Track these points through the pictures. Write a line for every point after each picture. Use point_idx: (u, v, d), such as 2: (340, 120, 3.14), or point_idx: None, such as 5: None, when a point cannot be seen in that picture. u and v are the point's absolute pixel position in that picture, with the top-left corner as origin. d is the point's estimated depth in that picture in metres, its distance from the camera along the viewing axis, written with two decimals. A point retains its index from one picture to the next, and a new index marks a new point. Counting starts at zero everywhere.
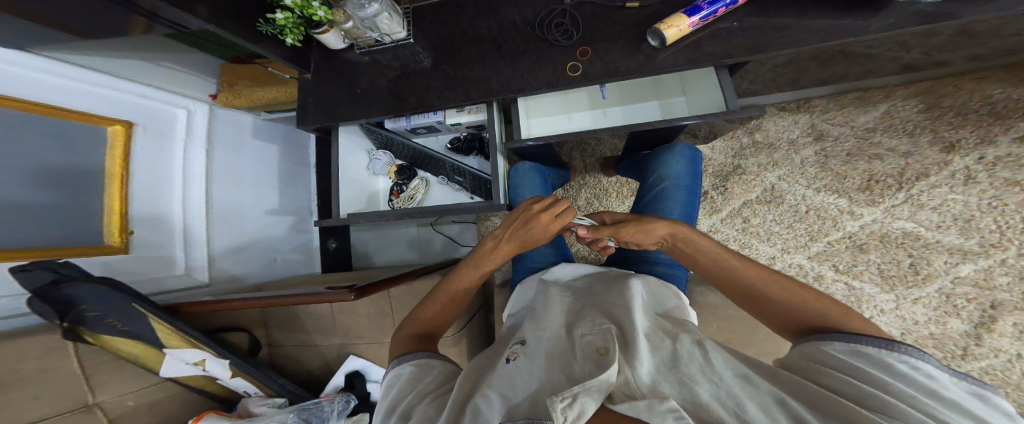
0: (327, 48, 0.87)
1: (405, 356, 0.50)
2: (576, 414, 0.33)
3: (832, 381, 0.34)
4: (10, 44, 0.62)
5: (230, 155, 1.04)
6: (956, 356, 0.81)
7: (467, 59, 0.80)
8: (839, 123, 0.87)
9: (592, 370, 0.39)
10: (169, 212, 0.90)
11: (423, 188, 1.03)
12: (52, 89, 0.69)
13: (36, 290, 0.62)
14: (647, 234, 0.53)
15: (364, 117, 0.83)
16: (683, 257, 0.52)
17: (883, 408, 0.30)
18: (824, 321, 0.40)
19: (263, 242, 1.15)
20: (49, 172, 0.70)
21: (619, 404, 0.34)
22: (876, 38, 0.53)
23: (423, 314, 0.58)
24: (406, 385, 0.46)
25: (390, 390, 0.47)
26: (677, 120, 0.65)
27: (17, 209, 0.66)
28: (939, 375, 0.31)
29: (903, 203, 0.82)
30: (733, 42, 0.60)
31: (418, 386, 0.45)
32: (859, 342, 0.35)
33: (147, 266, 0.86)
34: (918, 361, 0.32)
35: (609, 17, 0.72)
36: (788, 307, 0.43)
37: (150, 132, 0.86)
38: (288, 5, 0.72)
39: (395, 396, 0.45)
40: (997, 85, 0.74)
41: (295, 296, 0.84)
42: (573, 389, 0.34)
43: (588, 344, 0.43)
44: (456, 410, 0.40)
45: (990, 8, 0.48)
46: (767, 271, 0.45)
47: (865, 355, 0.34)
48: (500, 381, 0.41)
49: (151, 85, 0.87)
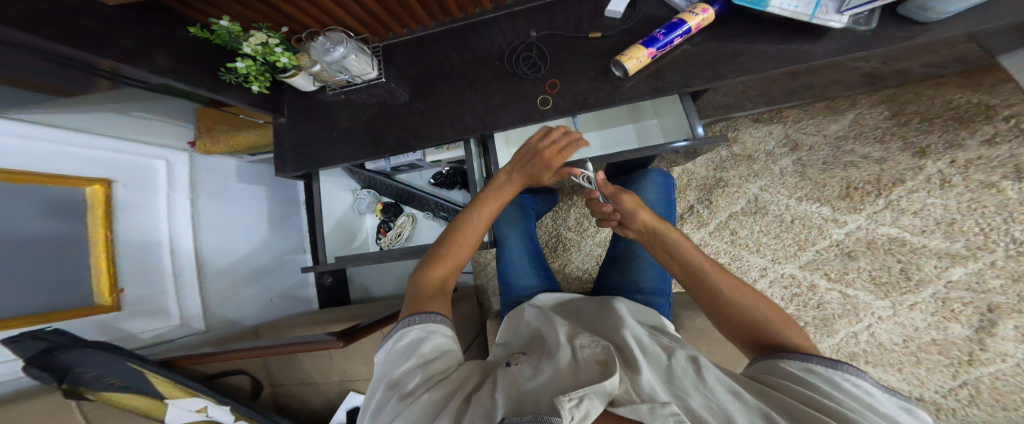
0: (299, 91, 0.89)
1: (423, 317, 0.46)
2: (586, 413, 0.32)
3: (798, 396, 0.34)
4: None
5: (214, 201, 1.05)
6: (962, 362, 0.79)
7: (441, 97, 0.82)
8: (812, 132, 0.88)
9: (596, 378, 0.37)
10: (160, 266, 0.90)
11: (410, 225, 1.04)
12: (34, 156, 0.69)
13: (30, 359, 0.63)
14: (633, 218, 0.57)
15: (345, 162, 0.85)
16: (661, 250, 0.54)
17: (840, 416, 0.31)
18: (773, 331, 0.43)
19: (258, 284, 1.16)
20: (44, 240, 0.71)
21: (621, 406, 0.34)
22: (825, 62, 0.55)
23: (452, 246, 0.56)
24: (415, 358, 0.41)
25: (398, 358, 0.42)
26: (668, 144, 0.63)
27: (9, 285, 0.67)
28: (875, 393, 0.33)
29: (884, 209, 0.82)
30: (691, 71, 0.61)
31: (432, 361, 0.41)
32: (810, 359, 0.37)
33: (141, 320, 0.87)
34: (856, 379, 0.34)
35: (575, 48, 0.73)
36: (746, 314, 0.45)
37: (129, 186, 0.85)
38: (250, 54, 0.73)
39: (402, 370, 0.40)
40: (955, 90, 0.78)
41: (291, 344, 0.84)
42: (580, 390, 0.34)
43: (589, 355, 0.43)
44: (461, 403, 0.37)
45: (913, 37, 0.50)
46: (733, 277, 0.47)
47: (816, 371, 0.36)
48: (504, 383, 0.39)
49: (123, 137, 0.86)
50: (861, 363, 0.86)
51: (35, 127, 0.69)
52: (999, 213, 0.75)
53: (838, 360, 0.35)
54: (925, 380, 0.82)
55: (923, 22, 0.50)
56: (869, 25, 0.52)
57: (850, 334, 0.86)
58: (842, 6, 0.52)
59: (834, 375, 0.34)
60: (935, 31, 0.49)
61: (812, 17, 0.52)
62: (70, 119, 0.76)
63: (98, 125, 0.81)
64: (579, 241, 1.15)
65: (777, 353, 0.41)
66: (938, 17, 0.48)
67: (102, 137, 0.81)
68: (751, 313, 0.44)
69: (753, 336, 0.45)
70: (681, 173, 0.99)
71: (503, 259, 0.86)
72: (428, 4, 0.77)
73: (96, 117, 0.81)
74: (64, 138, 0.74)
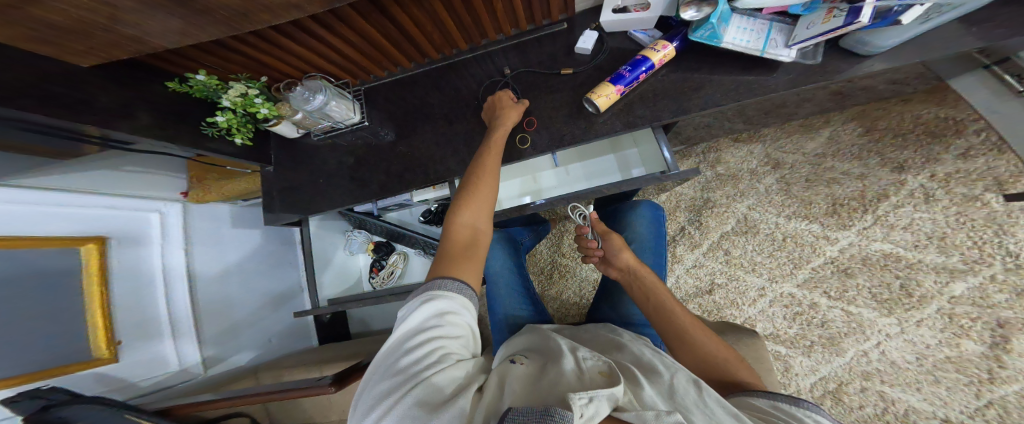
0: (287, 139, 0.92)
1: (454, 284, 0.44)
2: (594, 413, 0.31)
3: None
4: None
5: (211, 247, 1.06)
6: (983, 380, 0.74)
7: (422, 138, 0.84)
8: (790, 151, 0.91)
9: (604, 385, 0.37)
10: (156, 316, 0.91)
11: (402, 262, 1.04)
12: (25, 220, 0.70)
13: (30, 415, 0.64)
14: (616, 254, 0.61)
15: (332, 207, 0.87)
16: (637, 292, 0.57)
17: None
18: (733, 369, 0.45)
19: (255, 327, 1.15)
20: (48, 295, 0.73)
21: (624, 412, 0.33)
22: (788, 93, 0.55)
23: (480, 188, 0.55)
24: (437, 330, 0.39)
25: (414, 327, 0.40)
26: (640, 182, 0.64)
27: (11, 343, 0.68)
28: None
29: (874, 225, 0.83)
30: (658, 105, 0.63)
31: (449, 337, 0.40)
32: (777, 398, 0.37)
33: (139, 369, 0.88)
34: (817, 416, 0.34)
35: (548, 85, 0.75)
36: (710, 354, 0.47)
37: (124, 241, 0.87)
38: (230, 108, 0.76)
39: (414, 339, 0.39)
40: (923, 105, 0.80)
41: (276, 392, 0.81)
42: (589, 391, 0.33)
43: (594, 365, 0.41)
44: (466, 385, 0.36)
45: (858, 68, 0.51)
46: (697, 321, 0.51)
47: (781, 408, 0.36)
48: (513, 380, 0.37)
49: (118, 194, 0.88)
50: (877, 382, 0.81)
51: (19, 190, 0.70)
52: (989, 225, 0.75)
53: (801, 398, 0.36)
54: (947, 400, 0.76)
55: (863, 54, 0.51)
56: (815, 60, 0.53)
57: (859, 353, 0.83)
58: (789, 40, 0.53)
59: (798, 412, 0.35)
60: (876, 65, 0.51)
61: (764, 52, 0.54)
62: (63, 180, 0.77)
63: (94, 183, 0.83)
64: (575, 266, 1.14)
65: (749, 391, 0.41)
66: (874, 50, 0.50)
67: (96, 195, 0.83)
68: (715, 352, 0.47)
69: (718, 375, 0.45)
70: (668, 196, 1.02)
71: (493, 296, 0.85)
72: (404, 48, 0.79)
73: (94, 176, 0.83)
74: (56, 199, 0.75)
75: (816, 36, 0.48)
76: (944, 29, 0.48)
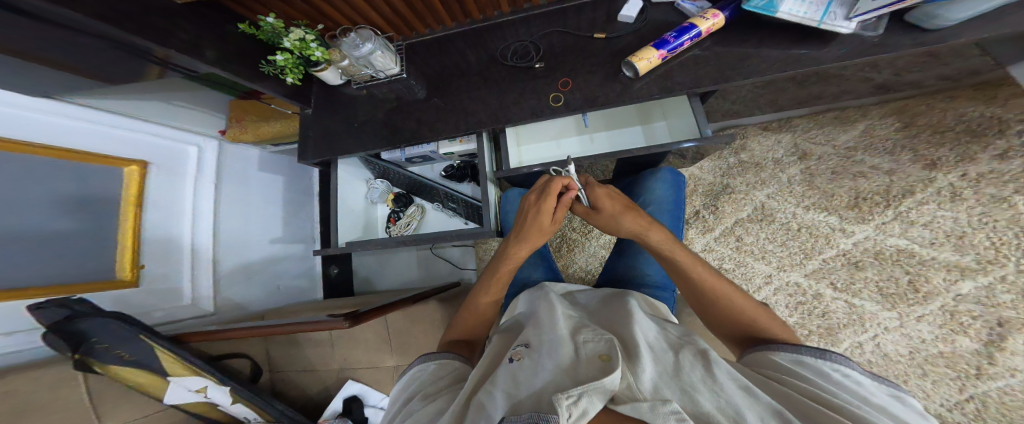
0: (326, 84, 0.93)
1: (431, 355, 0.48)
2: (585, 410, 0.31)
3: (799, 390, 0.34)
4: (35, 91, 0.65)
5: (237, 187, 1.08)
6: (970, 375, 0.77)
7: (458, 93, 0.83)
8: (821, 142, 0.92)
9: (599, 372, 0.36)
10: (180, 245, 0.92)
11: (419, 215, 1.09)
12: (78, 134, 0.73)
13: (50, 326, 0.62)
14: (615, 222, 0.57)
15: (361, 151, 0.87)
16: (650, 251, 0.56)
17: (832, 405, 0.31)
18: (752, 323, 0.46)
19: (271, 271, 1.18)
20: (84, 201, 0.74)
21: (621, 405, 0.33)
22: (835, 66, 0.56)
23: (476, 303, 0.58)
24: (422, 379, 0.45)
25: (409, 380, 0.47)
26: (664, 145, 0.65)
27: (45, 243, 0.69)
28: (863, 379, 0.34)
29: (893, 220, 0.85)
30: (700, 72, 0.64)
31: (432, 378, 0.45)
32: (801, 352, 0.39)
33: (157, 299, 0.87)
34: (845, 368, 0.35)
35: (587, 49, 0.75)
36: (730, 310, 0.48)
37: (162, 170, 0.88)
38: (288, 48, 0.77)
39: (409, 390, 0.45)
40: (968, 103, 0.80)
41: (292, 326, 0.83)
42: (579, 387, 0.33)
43: (589, 350, 0.41)
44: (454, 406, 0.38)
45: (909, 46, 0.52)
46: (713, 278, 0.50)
47: (806, 364, 0.37)
48: (505, 380, 0.38)
49: (163, 124, 0.90)
50: None
51: (69, 106, 0.72)
52: (1011, 227, 0.76)
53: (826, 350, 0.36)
54: (931, 393, 0.80)
55: (928, 29, 0.52)
56: (875, 32, 0.55)
57: (854, 344, 0.86)
58: (850, 12, 0.54)
59: (824, 366, 0.36)
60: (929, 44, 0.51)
61: (822, 22, 0.55)
62: (113, 103, 0.79)
63: (143, 112, 0.86)
64: (585, 241, 1.16)
65: (768, 344, 0.42)
66: (942, 24, 0.50)
67: (145, 123, 0.86)
68: (734, 307, 0.48)
69: (737, 326, 0.47)
70: (688, 178, 1.04)
71: None
72: (451, 3, 0.80)
73: (138, 103, 0.85)
74: (109, 121, 0.78)
75: (883, 6, 0.49)
76: (1009, 12, 0.49)
